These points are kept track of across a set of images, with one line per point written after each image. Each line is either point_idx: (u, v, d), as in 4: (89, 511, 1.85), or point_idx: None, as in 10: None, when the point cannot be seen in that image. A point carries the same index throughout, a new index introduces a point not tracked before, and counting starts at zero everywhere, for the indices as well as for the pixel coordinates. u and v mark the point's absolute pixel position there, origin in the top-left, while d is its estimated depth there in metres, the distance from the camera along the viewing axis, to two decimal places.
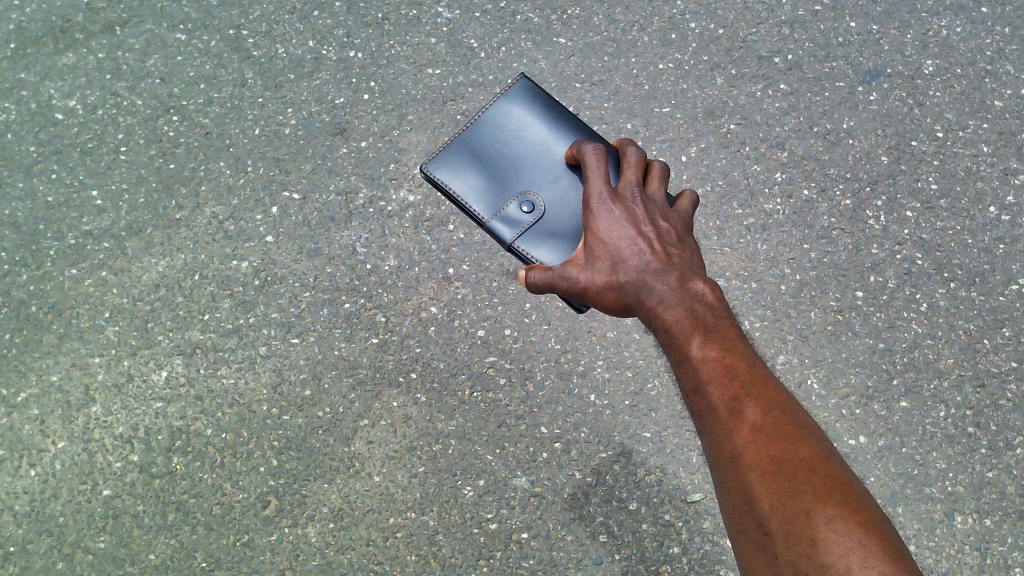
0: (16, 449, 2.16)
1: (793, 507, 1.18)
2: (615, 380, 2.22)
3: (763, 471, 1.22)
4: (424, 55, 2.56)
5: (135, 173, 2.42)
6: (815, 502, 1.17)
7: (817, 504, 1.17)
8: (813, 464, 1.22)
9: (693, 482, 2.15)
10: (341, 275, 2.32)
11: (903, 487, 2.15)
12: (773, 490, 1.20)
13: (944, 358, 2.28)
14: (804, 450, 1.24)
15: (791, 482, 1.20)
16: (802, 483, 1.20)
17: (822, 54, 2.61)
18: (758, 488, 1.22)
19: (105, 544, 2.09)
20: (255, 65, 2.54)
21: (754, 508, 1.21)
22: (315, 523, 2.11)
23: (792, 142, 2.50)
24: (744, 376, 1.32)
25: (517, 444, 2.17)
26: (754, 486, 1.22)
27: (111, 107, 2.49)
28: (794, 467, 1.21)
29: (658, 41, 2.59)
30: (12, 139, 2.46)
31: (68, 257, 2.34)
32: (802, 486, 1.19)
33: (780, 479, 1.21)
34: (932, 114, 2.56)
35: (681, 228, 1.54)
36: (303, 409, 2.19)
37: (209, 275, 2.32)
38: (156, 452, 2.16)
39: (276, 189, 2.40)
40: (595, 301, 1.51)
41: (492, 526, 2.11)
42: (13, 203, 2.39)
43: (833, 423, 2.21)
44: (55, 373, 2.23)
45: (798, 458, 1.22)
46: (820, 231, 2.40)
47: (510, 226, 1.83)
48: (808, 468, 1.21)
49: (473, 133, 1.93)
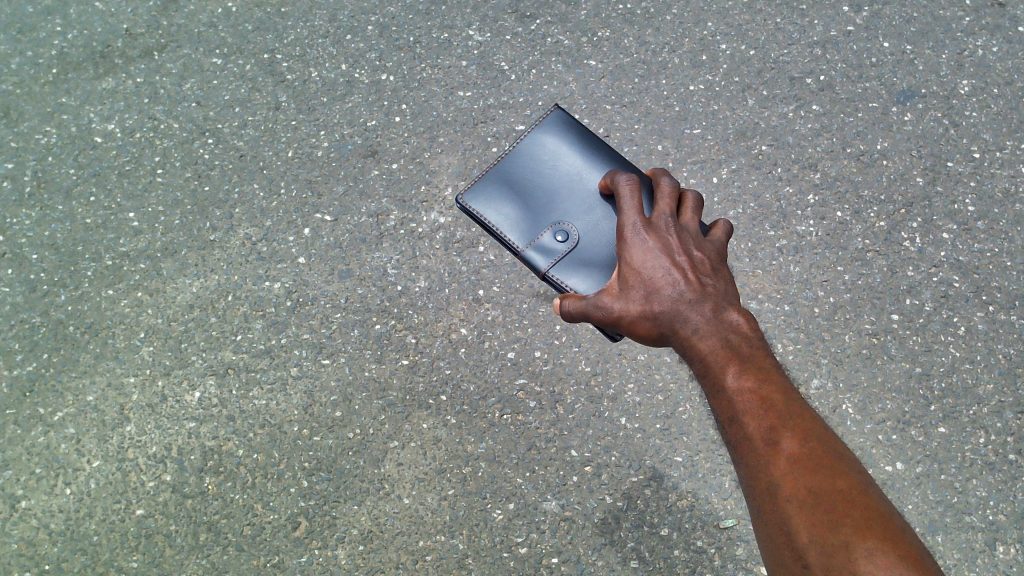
0: (52, 468, 2.18)
1: (832, 540, 1.14)
2: (646, 403, 2.21)
3: (800, 503, 1.20)
4: (455, 78, 2.58)
5: (171, 195, 2.46)
6: (855, 535, 1.13)
7: (858, 538, 1.13)
8: (853, 498, 1.19)
9: (726, 508, 2.13)
10: (371, 297, 2.33)
11: (943, 515, 2.11)
12: (811, 523, 1.17)
13: (983, 383, 2.24)
14: (844, 483, 1.21)
15: (829, 515, 1.17)
16: (841, 516, 1.16)
17: (855, 75, 2.60)
18: (795, 520, 1.19)
19: (137, 563, 2.10)
20: (289, 89, 2.58)
21: (792, 541, 1.19)
22: (344, 545, 2.11)
23: (825, 163, 2.48)
24: (780, 407, 1.30)
25: (547, 468, 2.16)
26: (792, 519, 1.20)
27: (148, 130, 2.53)
28: (832, 500, 1.19)
29: (689, 62, 2.59)
30: (52, 162, 2.51)
31: (105, 278, 2.37)
32: (842, 519, 1.16)
33: (818, 511, 1.18)
34: (969, 135, 2.53)
35: (715, 257, 1.54)
36: (334, 430, 2.20)
37: (243, 296, 2.34)
38: (189, 472, 2.17)
39: (308, 211, 2.43)
40: (629, 331, 1.52)
41: (522, 551, 2.09)
42: (53, 224, 2.43)
43: (869, 449, 2.17)
44: (91, 393, 2.26)
45: (837, 491, 1.20)
46: (854, 253, 2.37)
47: (544, 255, 1.83)
48: (847, 501, 1.19)
49: (507, 163, 1.95)
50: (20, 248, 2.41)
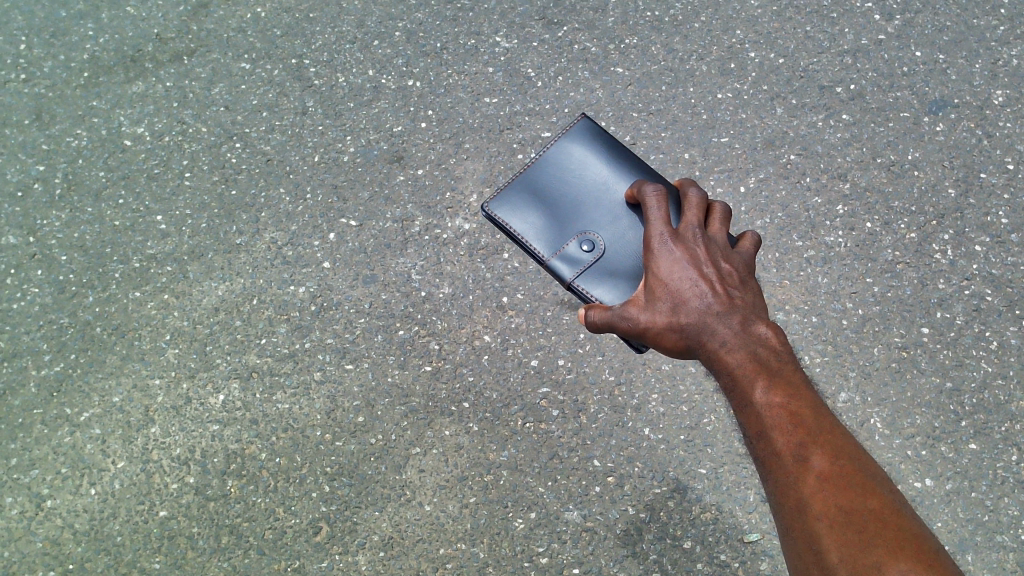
0: (78, 468, 2.20)
1: (864, 561, 1.16)
2: (670, 414, 2.18)
3: (831, 522, 1.21)
4: (482, 84, 2.57)
5: (198, 198, 2.48)
6: (887, 557, 1.15)
7: (890, 559, 1.15)
8: (884, 518, 1.20)
9: (750, 522, 2.10)
10: (395, 302, 2.33)
11: (973, 533, 2.07)
12: (843, 543, 1.19)
13: (1015, 399, 2.20)
14: (875, 503, 1.22)
15: (861, 536, 1.18)
16: (873, 536, 1.18)
17: (886, 84, 2.56)
18: (826, 540, 1.20)
19: (160, 564, 2.11)
20: (316, 94, 2.59)
21: (822, 561, 1.20)
22: (365, 551, 2.11)
23: (855, 173, 2.45)
24: (810, 423, 1.30)
25: (569, 477, 2.14)
26: (823, 538, 1.20)
27: (177, 134, 2.56)
28: (864, 519, 1.20)
29: (717, 70, 2.57)
30: (83, 165, 2.53)
31: (132, 280, 2.39)
32: (873, 541, 1.17)
33: (850, 532, 1.19)
34: (1003, 146, 2.49)
35: (744, 269, 1.52)
36: (356, 436, 2.20)
37: (267, 300, 2.35)
38: (211, 475, 2.18)
39: (334, 216, 2.43)
40: (654, 342, 1.50)
41: (543, 561, 2.08)
42: (82, 226, 2.46)
43: (897, 464, 2.13)
44: (116, 394, 2.27)
45: (869, 511, 1.21)
46: (884, 264, 2.34)
47: (569, 264, 1.82)
48: (879, 522, 1.20)
49: (534, 171, 1.94)
50: (50, 249, 2.44)
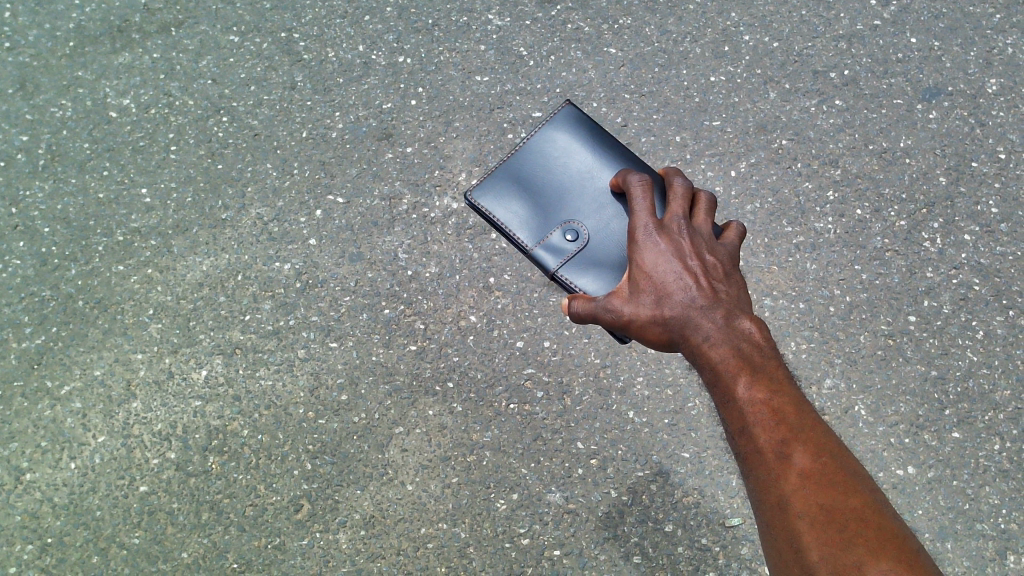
0: (58, 442, 2.18)
1: (844, 561, 1.16)
2: (654, 398, 2.18)
3: (812, 520, 1.21)
4: (473, 62, 2.54)
5: (183, 172, 2.45)
6: (868, 557, 1.15)
7: (872, 560, 1.15)
8: (866, 517, 1.20)
9: (732, 507, 2.11)
10: (381, 281, 2.31)
11: (953, 522, 2.07)
12: (823, 541, 1.18)
13: (1000, 389, 2.20)
14: (856, 502, 1.22)
15: (843, 535, 1.18)
16: (854, 536, 1.18)
17: (880, 71, 2.54)
18: (807, 538, 1.20)
19: (139, 539, 2.10)
20: (305, 69, 2.55)
21: (802, 557, 1.20)
22: (346, 529, 2.10)
23: (846, 159, 2.43)
24: (793, 419, 1.30)
25: (552, 459, 2.14)
26: (803, 536, 1.20)
27: (163, 107, 2.52)
28: (844, 518, 1.20)
29: (711, 53, 2.55)
30: (67, 136, 2.50)
31: (115, 253, 2.37)
32: (854, 540, 1.17)
33: (831, 529, 1.19)
34: (995, 135, 2.48)
35: (728, 261, 1.51)
36: (339, 414, 2.19)
37: (252, 276, 2.33)
38: (193, 451, 2.17)
39: (321, 192, 2.41)
40: (638, 334, 1.50)
41: (524, 542, 2.08)
42: (65, 198, 2.43)
43: (880, 451, 2.13)
44: (98, 367, 2.25)
45: (850, 509, 1.21)
46: (872, 252, 2.33)
47: (554, 254, 1.80)
48: (859, 520, 1.20)
49: (517, 159, 1.92)
50: (32, 221, 2.41)
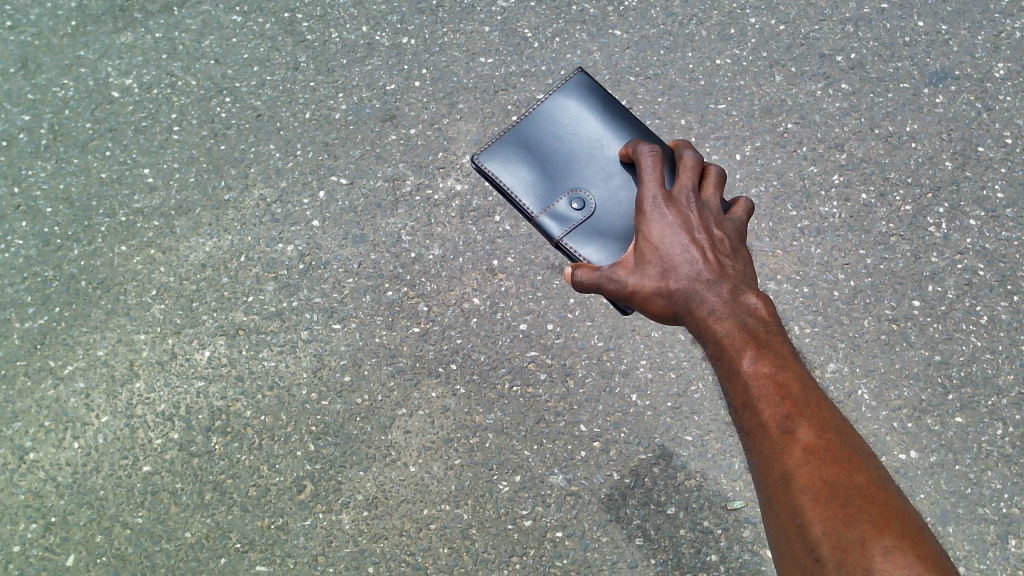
0: (61, 421, 2.18)
1: (847, 537, 1.16)
2: (657, 380, 2.18)
3: (815, 495, 1.21)
4: (478, 43, 2.53)
5: (186, 153, 2.44)
6: (872, 533, 1.16)
7: (875, 536, 1.15)
8: (870, 493, 1.20)
9: (734, 490, 2.11)
10: (384, 263, 2.31)
11: (954, 506, 2.07)
12: (826, 517, 1.19)
13: (1003, 374, 2.20)
14: (861, 478, 1.22)
15: (846, 511, 1.19)
16: (858, 512, 1.18)
17: (887, 54, 2.53)
18: (809, 513, 1.20)
19: (142, 519, 2.10)
20: (309, 50, 2.54)
21: (804, 533, 1.20)
22: (349, 510, 2.10)
23: (852, 143, 2.42)
24: (798, 395, 1.30)
25: (555, 441, 2.14)
26: (806, 511, 1.21)
27: (166, 87, 2.51)
28: (848, 494, 1.20)
29: (717, 35, 2.53)
30: (69, 115, 2.49)
31: (118, 233, 2.36)
32: (857, 516, 1.18)
33: (834, 505, 1.20)
34: (1002, 120, 2.47)
35: (735, 236, 1.51)
36: (342, 395, 2.19)
37: (255, 257, 2.32)
38: (196, 431, 2.17)
39: (324, 173, 2.40)
40: (641, 306, 1.50)
41: (527, 523, 2.08)
42: (68, 178, 2.42)
43: (883, 436, 2.13)
44: (101, 348, 2.25)
45: (854, 485, 1.21)
46: (877, 236, 2.32)
47: (559, 222, 1.79)
48: (864, 496, 1.20)
49: (527, 125, 1.91)
50: (34, 200, 2.40)
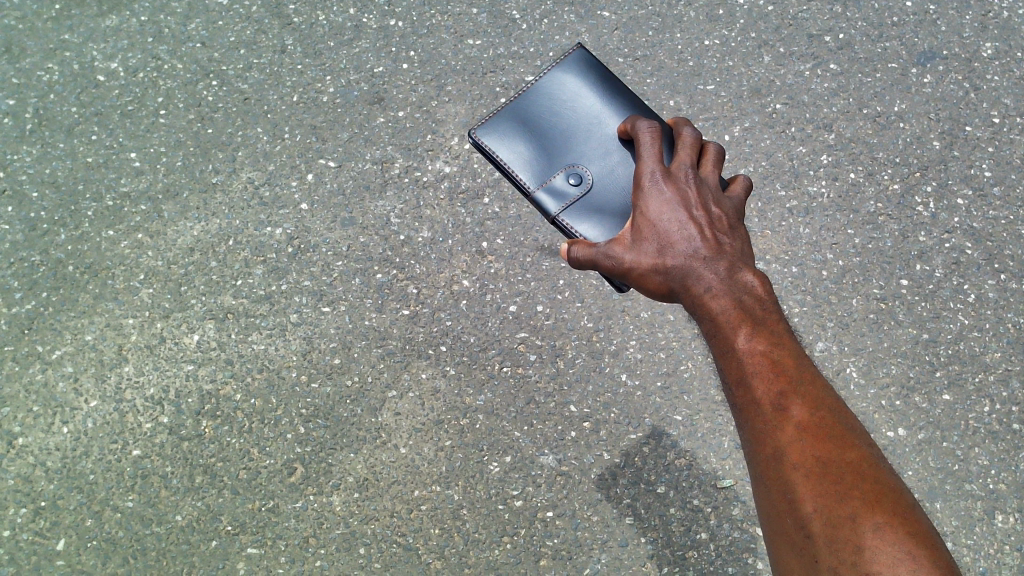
0: (50, 406, 2.18)
1: (839, 513, 1.18)
2: (647, 361, 2.19)
3: (807, 472, 1.22)
4: (466, 25, 2.52)
5: (173, 137, 2.42)
6: (863, 510, 1.18)
7: (866, 513, 1.17)
8: (862, 470, 1.22)
9: (724, 468, 2.12)
10: (373, 245, 2.30)
11: (942, 482, 2.09)
12: (819, 494, 1.20)
13: (990, 352, 2.21)
14: (853, 456, 1.23)
15: (837, 487, 1.20)
16: (850, 489, 1.20)
17: (875, 35, 2.54)
18: (801, 489, 1.21)
19: (133, 503, 2.09)
20: (296, 32, 2.53)
21: (795, 509, 1.21)
22: (340, 492, 2.10)
23: (840, 123, 2.43)
24: (792, 372, 1.30)
25: (545, 422, 2.14)
26: (798, 487, 1.22)
27: (152, 70, 2.49)
28: (840, 471, 1.21)
29: (705, 16, 2.53)
30: (55, 100, 2.47)
31: (105, 218, 2.35)
32: (849, 493, 1.19)
33: (826, 481, 1.21)
34: (990, 99, 2.47)
35: (733, 215, 1.51)
36: (332, 377, 2.19)
37: (243, 241, 2.31)
38: (186, 415, 2.16)
39: (312, 156, 2.39)
40: (638, 283, 1.49)
41: (517, 504, 2.08)
42: (54, 162, 2.40)
43: (871, 413, 2.14)
44: (89, 333, 2.24)
45: (846, 462, 1.22)
46: (865, 216, 2.33)
47: (555, 198, 1.79)
48: (855, 473, 1.22)
49: (526, 100, 1.89)
50: (20, 185, 2.38)
